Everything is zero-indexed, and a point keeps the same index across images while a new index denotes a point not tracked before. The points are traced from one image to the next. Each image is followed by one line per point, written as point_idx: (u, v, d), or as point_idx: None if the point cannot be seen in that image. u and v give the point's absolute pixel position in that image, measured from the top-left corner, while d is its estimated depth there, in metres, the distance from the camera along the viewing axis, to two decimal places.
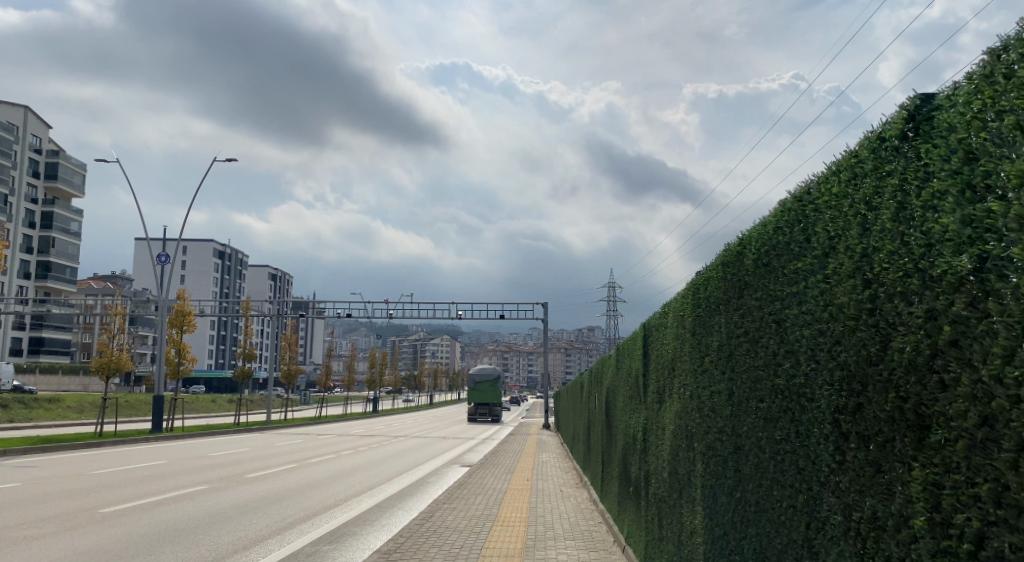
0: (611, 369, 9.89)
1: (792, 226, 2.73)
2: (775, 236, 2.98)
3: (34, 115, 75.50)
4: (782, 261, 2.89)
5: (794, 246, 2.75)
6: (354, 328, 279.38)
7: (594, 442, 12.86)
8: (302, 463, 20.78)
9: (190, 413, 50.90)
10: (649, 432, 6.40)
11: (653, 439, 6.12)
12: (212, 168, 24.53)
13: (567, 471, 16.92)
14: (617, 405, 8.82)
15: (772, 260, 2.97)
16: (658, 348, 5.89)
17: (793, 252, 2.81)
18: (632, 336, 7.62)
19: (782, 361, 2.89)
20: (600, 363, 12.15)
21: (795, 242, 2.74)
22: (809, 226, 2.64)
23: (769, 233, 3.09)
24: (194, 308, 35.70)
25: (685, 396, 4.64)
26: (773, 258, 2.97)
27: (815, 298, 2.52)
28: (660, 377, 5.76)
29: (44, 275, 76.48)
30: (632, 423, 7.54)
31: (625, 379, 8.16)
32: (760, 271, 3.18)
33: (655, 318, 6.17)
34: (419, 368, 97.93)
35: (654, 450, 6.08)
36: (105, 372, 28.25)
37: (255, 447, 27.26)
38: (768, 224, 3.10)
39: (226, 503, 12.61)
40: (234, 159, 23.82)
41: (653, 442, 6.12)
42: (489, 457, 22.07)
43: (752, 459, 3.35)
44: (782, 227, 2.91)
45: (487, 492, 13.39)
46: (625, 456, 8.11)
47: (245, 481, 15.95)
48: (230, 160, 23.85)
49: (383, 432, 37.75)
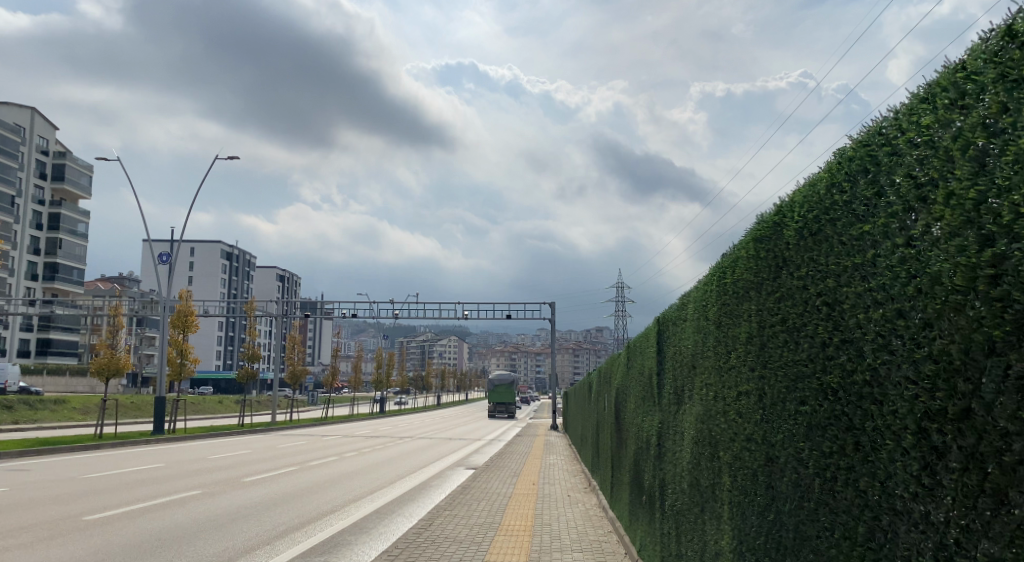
0: (622, 368, 9.27)
1: (864, 176, 2.13)
2: (828, 196, 2.37)
3: (42, 117, 75.57)
4: (839, 226, 2.28)
5: (862, 203, 2.15)
6: (362, 329, 279.45)
7: (602, 446, 12.26)
8: (303, 466, 20.28)
9: (195, 414, 50.51)
10: (665, 437, 5.78)
11: (670, 446, 5.50)
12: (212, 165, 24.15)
13: (575, 474, 16.32)
14: (629, 407, 8.21)
15: (826, 225, 2.36)
16: (675, 343, 5.27)
17: (856, 212, 2.20)
18: (646, 331, 7.02)
19: (834, 354, 2.26)
20: (609, 361, 11.56)
21: (864, 197, 2.14)
22: (888, 175, 2.05)
23: (818, 193, 2.47)
24: (196, 308, 35.23)
25: (709, 396, 4.02)
26: (826, 225, 2.36)
27: (897, 267, 1.93)
28: (677, 376, 5.16)
29: (51, 277, 76.38)
30: (644, 427, 6.97)
31: (638, 379, 7.57)
32: (804, 240, 2.56)
33: (670, 310, 5.56)
34: (426, 369, 97.43)
35: (670, 458, 5.49)
36: (106, 373, 27.84)
37: (257, 449, 26.79)
38: (817, 182, 2.49)
39: (220, 510, 12.12)
40: (235, 157, 23.46)
41: (669, 448, 5.53)
42: (495, 459, 21.52)
43: (789, 476, 2.72)
44: (840, 183, 2.31)
45: (492, 498, 12.82)
46: (638, 462, 7.49)
47: (242, 485, 15.51)
48: (231, 157, 23.50)
49: (389, 433, 37.23)
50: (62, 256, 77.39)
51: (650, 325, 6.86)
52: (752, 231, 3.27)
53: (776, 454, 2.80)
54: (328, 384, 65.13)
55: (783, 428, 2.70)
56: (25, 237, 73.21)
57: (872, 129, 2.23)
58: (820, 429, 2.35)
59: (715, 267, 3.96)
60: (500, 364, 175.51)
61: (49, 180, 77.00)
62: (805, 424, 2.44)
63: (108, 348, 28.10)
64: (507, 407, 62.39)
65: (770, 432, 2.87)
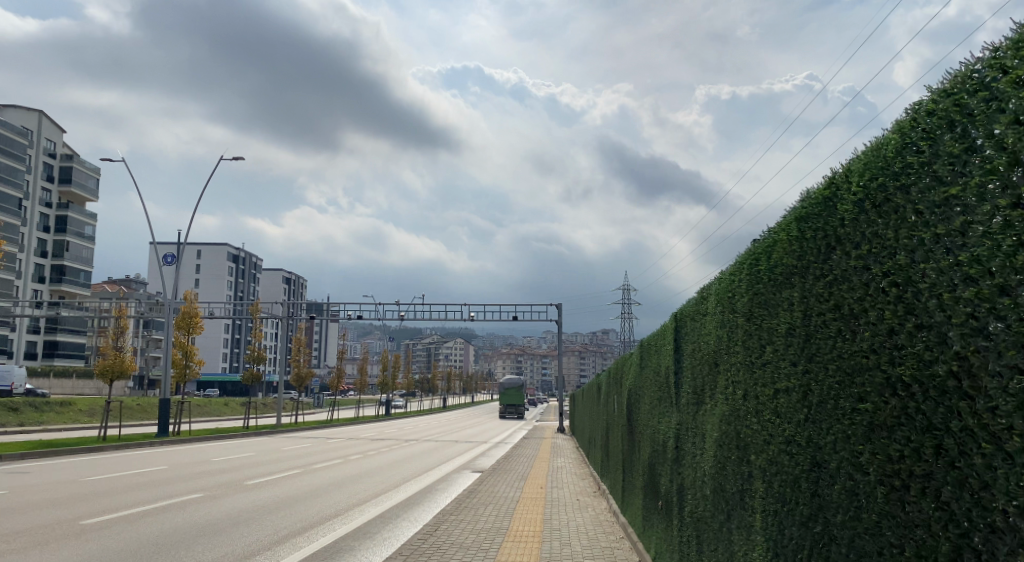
0: (634, 368, 8.95)
1: (954, 133, 1.88)
2: (902, 161, 2.12)
3: (49, 120, 75.84)
4: (918, 194, 2.02)
5: (952, 164, 1.89)
6: (368, 332, 279.77)
7: (613, 448, 11.95)
8: (307, 469, 20.02)
9: (200, 416, 50.36)
10: (683, 440, 5.47)
11: (689, 450, 5.19)
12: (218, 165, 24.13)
13: (584, 478, 16.01)
14: (642, 410, 7.91)
15: (900, 193, 2.10)
16: (695, 340, 4.98)
17: (941, 175, 1.94)
18: (661, 329, 6.73)
19: (907, 339, 1.98)
20: (620, 360, 11.25)
21: (957, 157, 1.88)
22: (985, 128, 1.80)
23: (887, 160, 2.21)
24: (201, 309, 35.00)
25: (735, 394, 3.72)
26: (900, 194, 2.10)
27: (1001, 232, 1.68)
28: (697, 375, 4.86)
29: (58, 279, 76.44)
30: (659, 429, 6.66)
31: (652, 379, 7.28)
32: (865, 213, 2.29)
33: (690, 304, 5.26)
34: (432, 371, 97.17)
35: (689, 461, 5.18)
36: (110, 375, 27.63)
37: (262, 451, 26.55)
38: (883, 147, 2.24)
39: (223, 514, 11.86)
40: (240, 158, 23.40)
41: (688, 452, 5.23)
42: (502, 461, 21.23)
43: (836, 483, 2.42)
44: (916, 142, 2.06)
45: (499, 503, 12.53)
46: (653, 466, 7.17)
47: (245, 488, 15.27)
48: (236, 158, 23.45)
49: (395, 435, 36.93)
50: (69, 258, 77.43)
51: (666, 323, 6.57)
52: (790, 212, 2.98)
53: (824, 458, 2.50)
54: (334, 387, 64.94)
55: (833, 429, 2.40)
56: (33, 239, 73.29)
57: (953, 81, 1.97)
58: (888, 428, 2.05)
59: (744, 255, 3.68)
60: (506, 367, 175.04)
61: (56, 182, 77.07)
62: (865, 423, 2.16)
63: (112, 350, 27.88)
64: (518, 410, 65.53)
65: (816, 433, 2.56)
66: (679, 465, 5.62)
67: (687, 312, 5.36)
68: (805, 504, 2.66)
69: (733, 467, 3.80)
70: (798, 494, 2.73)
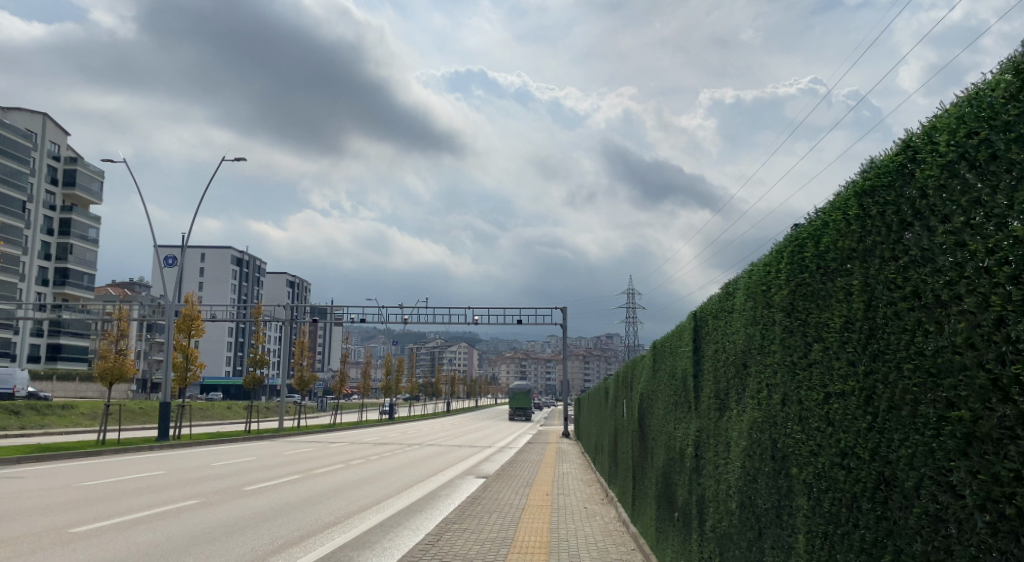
0: (646, 372, 8.59)
1: None
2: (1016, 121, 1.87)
3: (54, 123, 75.82)
4: None
5: None
6: (371, 336, 279.46)
7: (622, 454, 11.57)
8: (308, 474, 19.66)
9: (202, 420, 49.99)
10: (702, 447, 5.14)
11: (708, 458, 4.85)
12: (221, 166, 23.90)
13: (591, 485, 15.59)
14: (655, 415, 7.55)
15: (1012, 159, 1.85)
16: (717, 339, 4.63)
17: None
18: (676, 329, 6.39)
19: None
20: (629, 362, 10.90)
21: None
22: None
23: (988, 122, 1.96)
24: (202, 311, 34.68)
25: (771, 397, 3.37)
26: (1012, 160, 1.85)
27: None
28: (717, 374, 4.54)
29: (62, 282, 76.23)
30: (674, 433, 6.32)
31: (665, 381, 6.91)
32: (962, 184, 2.03)
33: (711, 301, 4.95)
34: (436, 375, 96.72)
35: (708, 467, 4.86)
36: (109, 378, 27.28)
37: (263, 455, 26.16)
38: (982, 109, 1.98)
39: (220, 520, 11.55)
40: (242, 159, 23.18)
41: (706, 460, 4.91)
42: (507, 467, 20.82)
43: (913, 495, 2.11)
44: None
45: (504, 511, 12.10)
46: (667, 474, 6.81)
47: (244, 494, 14.91)
48: (239, 159, 23.22)
49: (398, 440, 36.54)
50: (73, 261, 77.23)
51: (682, 323, 6.25)
52: (844, 189, 2.71)
53: (890, 462, 2.23)
54: (336, 391, 64.54)
55: (910, 435, 2.12)
56: (37, 242, 73.16)
57: None
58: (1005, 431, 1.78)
59: (777, 244, 3.38)
60: (509, 371, 174.38)
61: (60, 185, 76.96)
62: (973, 427, 1.88)
63: (112, 352, 27.57)
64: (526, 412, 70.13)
65: (885, 440, 2.25)
66: (697, 472, 5.28)
67: (707, 311, 5.04)
68: (864, 512, 2.36)
69: (759, 476, 3.50)
70: (852, 510, 2.45)
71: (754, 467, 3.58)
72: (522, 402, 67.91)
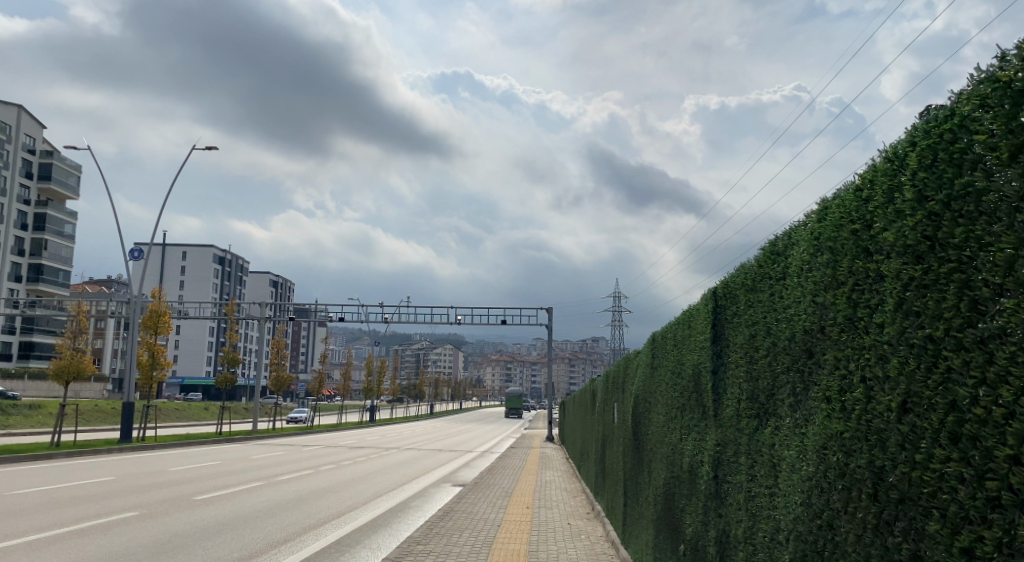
0: (642, 370, 7.30)
1: None
2: None
3: (29, 116, 73.52)
4: None
5: None
6: (355, 338, 276.99)
7: (611, 464, 10.35)
8: (271, 481, 18.22)
9: (174, 421, 48.15)
10: (725, 468, 3.86)
11: (738, 484, 3.58)
12: (191, 153, 22.58)
13: (575, 496, 14.26)
14: (653, 423, 6.29)
15: None
16: (755, 317, 3.37)
17: None
18: (684, 314, 5.17)
19: None
20: (621, 360, 9.61)
21: None
22: None
23: None
24: (170, 307, 32.80)
25: (864, 399, 2.14)
26: None
27: None
28: (751, 362, 3.33)
29: (36, 278, 73.79)
30: (678, 441, 5.11)
31: (666, 380, 5.70)
32: None
33: (741, 270, 3.70)
34: (419, 377, 94.92)
35: (733, 492, 3.66)
36: (64, 376, 25.63)
37: (229, 459, 24.62)
38: None
39: (154, 540, 10.14)
40: (212, 147, 21.93)
41: (734, 482, 3.67)
42: (485, 474, 19.50)
43: None
44: None
45: (477, 527, 10.75)
46: (669, 496, 5.53)
47: (194, 504, 13.52)
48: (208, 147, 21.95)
49: (375, 444, 34.90)
50: (47, 256, 74.90)
51: (690, 305, 5.03)
52: None
53: None
54: (316, 392, 62.89)
55: None
56: (10, 237, 70.68)
57: None
58: None
59: (886, 151, 2.15)
60: (494, 374, 173.63)
61: (35, 180, 74.34)
62: None
63: (69, 349, 25.89)
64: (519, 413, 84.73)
65: None
66: (712, 493, 4.09)
67: (733, 283, 3.83)
68: None
69: (838, 510, 2.32)
70: None
71: (829, 496, 2.38)
72: (516, 404, 83.16)
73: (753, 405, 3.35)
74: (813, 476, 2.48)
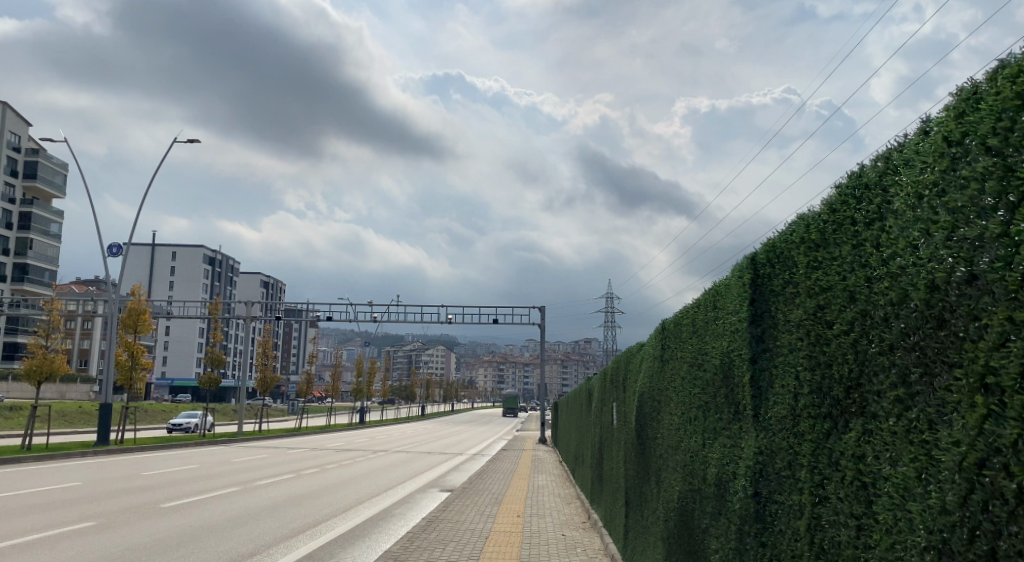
0: (647, 366, 6.42)
1: None
2: None
3: (15, 113, 71.92)
4: None
5: None
6: (346, 339, 274.88)
7: (609, 470, 9.44)
8: (248, 487, 17.21)
9: (157, 423, 46.87)
10: (770, 482, 2.99)
11: (794, 501, 2.69)
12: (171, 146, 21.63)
13: (570, 503, 13.33)
14: (664, 426, 5.38)
15: None
16: (824, 274, 2.49)
17: None
18: (704, 294, 4.34)
19: None
20: (620, 356, 8.72)
21: None
22: None
23: None
24: (150, 306, 31.66)
25: None
26: None
27: None
28: (817, 346, 2.49)
29: (20, 278, 72.01)
30: (696, 442, 4.26)
31: (681, 373, 4.83)
32: None
33: (795, 224, 2.85)
34: (411, 377, 93.61)
35: (783, 507, 2.80)
36: (36, 377, 24.53)
37: (208, 463, 23.50)
38: None
39: (101, 555, 9.18)
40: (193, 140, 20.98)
41: (785, 503, 2.79)
42: (476, 479, 18.54)
43: None
44: None
45: (463, 539, 9.79)
46: (683, 512, 4.64)
47: (160, 513, 12.47)
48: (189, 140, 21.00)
49: (364, 446, 33.89)
50: (33, 256, 73.31)
51: (715, 280, 4.19)
52: None
53: None
54: (304, 393, 61.72)
55: None
56: None
57: None
58: None
59: None
60: (487, 375, 172.95)
61: (20, 177, 72.49)
62: None
63: (40, 349, 24.82)
64: (512, 413, 85.10)
65: None
66: (747, 513, 3.21)
67: (782, 245, 2.97)
68: None
69: (1021, 556, 1.48)
70: None
71: (996, 536, 1.52)
72: (512, 405, 84.23)
73: (817, 395, 2.51)
74: (953, 503, 1.64)
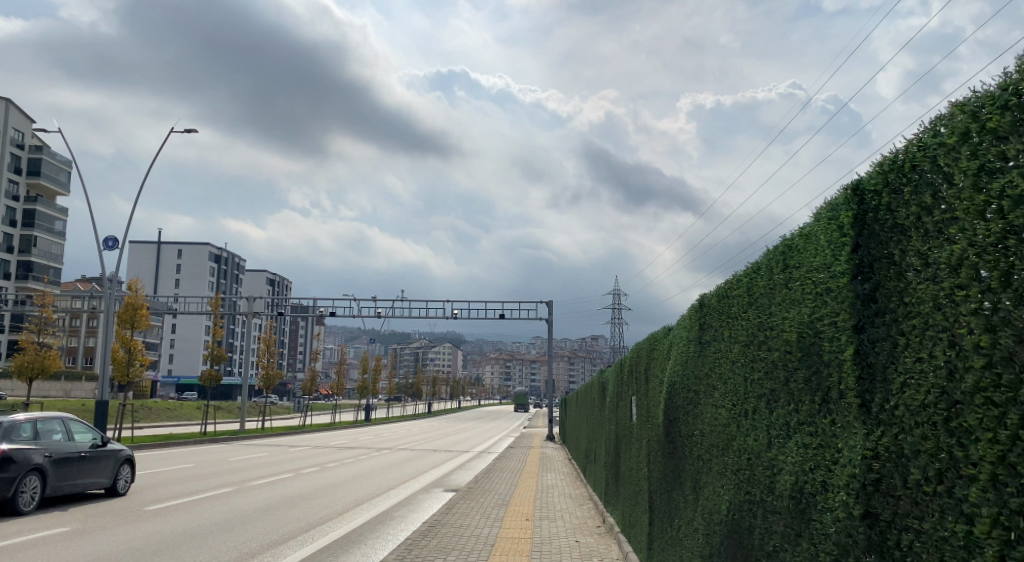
0: (677, 352, 5.54)
1: None
2: None
3: (19, 110, 71.34)
4: None
5: None
6: (352, 337, 274.28)
7: (627, 469, 8.61)
8: (244, 486, 16.46)
9: (159, 421, 46.10)
10: (886, 497, 2.13)
11: (942, 518, 1.83)
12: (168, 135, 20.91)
13: (582, 505, 12.46)
14: (704, 421, 4.47)
15: None
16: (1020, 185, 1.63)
17: None
18: (767, 253, 3.49)
19: None
20: (641, 345, 7.87)
21: None
22: None
23: None
24: (147, 301, 30.80)
25: None
26: None
27: None
28: (1009, 295, 1.63)
29: (24, 275, 71.33)
30: (756, 440, 3.39)
31: (731, 355, 3.95)
32: None
33: (936, 130, 1.99)
34: (417, 374, 92.57)
35: (929, 540, 1.90)
36: (27, 373, 23.73)
37: (204, 462, 22.67)
38: None
39: None
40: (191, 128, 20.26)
41: (925, 524, 1.93)
42: (481, 477, 17.69)
43: None
44: None
45: (467, 548, 8.81)
46: (734, 527, 3.74)
47: (144, 518, 11.60)
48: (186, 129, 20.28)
49: (368, 444, 32.95)
50: (36, 253, 72.68)
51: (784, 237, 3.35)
52: None
53: None
54: (308, 390, 60.87)
55: None
56: None
57: None
58: None
59: None
60: (495, 372, 172.00)
61: (24, 175, 71.76)
62: None
63: (32, 344, 24.10)
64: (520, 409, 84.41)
65: None
66: (852, 540, 2.30)
67: (918, 160, 2.09)
68: None
69: None
70: None
71: None
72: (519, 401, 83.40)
73: (1000, 368, 1.65)
74: None
